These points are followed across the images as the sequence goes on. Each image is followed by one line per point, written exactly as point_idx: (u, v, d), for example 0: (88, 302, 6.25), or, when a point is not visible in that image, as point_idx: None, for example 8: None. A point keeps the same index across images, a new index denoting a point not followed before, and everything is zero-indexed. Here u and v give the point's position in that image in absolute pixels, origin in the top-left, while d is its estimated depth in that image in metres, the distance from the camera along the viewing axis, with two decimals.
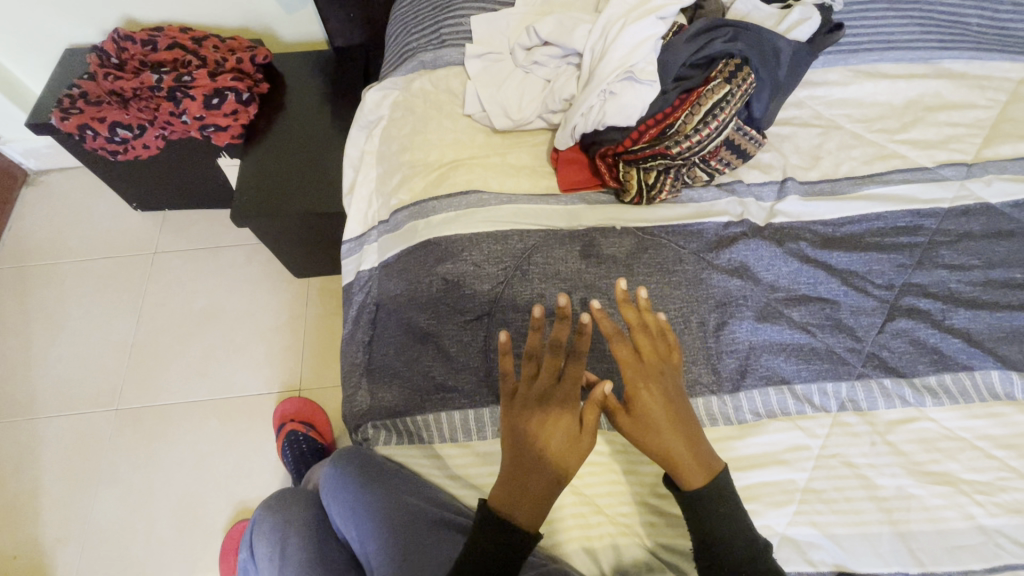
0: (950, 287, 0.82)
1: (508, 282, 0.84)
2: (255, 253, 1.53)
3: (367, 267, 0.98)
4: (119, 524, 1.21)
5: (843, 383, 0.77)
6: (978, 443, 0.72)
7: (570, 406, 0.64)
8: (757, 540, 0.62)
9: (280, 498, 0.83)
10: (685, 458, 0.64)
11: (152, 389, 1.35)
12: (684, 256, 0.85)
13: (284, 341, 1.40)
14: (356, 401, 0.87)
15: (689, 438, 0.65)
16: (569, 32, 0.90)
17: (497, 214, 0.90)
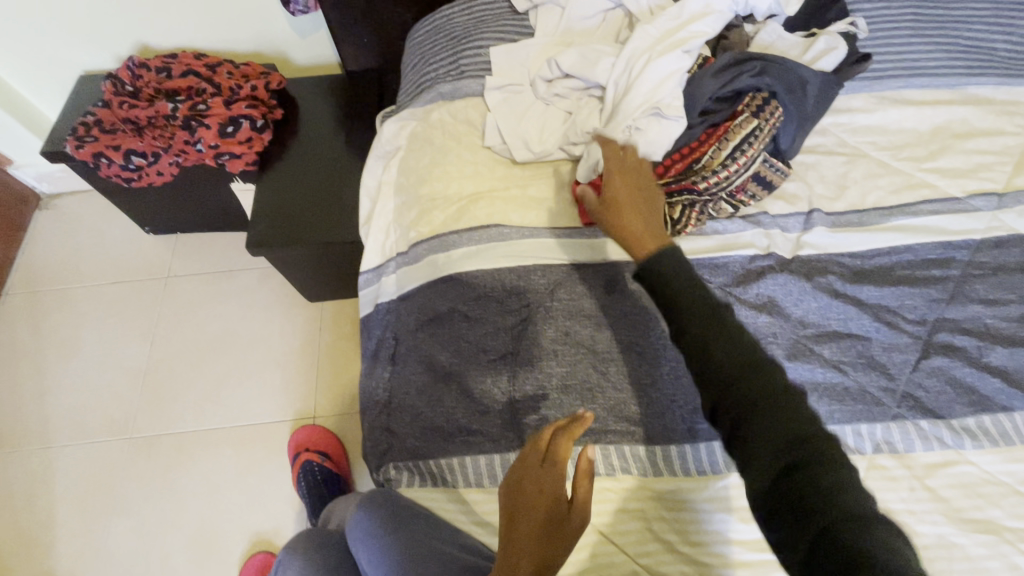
0: (985, 323, 0.80)
1: (532, 318, 0.83)
2: (268, 276, 1.52)
3: (384, 299, 0.97)
4: (134, 556, 1.19)
5: (878, 425, 0.75)
6: (1021, 488, 0.70)
7: (555, 491, 0.55)
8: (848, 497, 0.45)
9: (307, 539, 0.79)
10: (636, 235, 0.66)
11: (166, 416, 1.34)
12: None
13: (298, 366, 1.39)
14: (378, 441, 0.85)
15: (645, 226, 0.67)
16: (591, 64, 0.89)
17: (519, 249, 0.88)
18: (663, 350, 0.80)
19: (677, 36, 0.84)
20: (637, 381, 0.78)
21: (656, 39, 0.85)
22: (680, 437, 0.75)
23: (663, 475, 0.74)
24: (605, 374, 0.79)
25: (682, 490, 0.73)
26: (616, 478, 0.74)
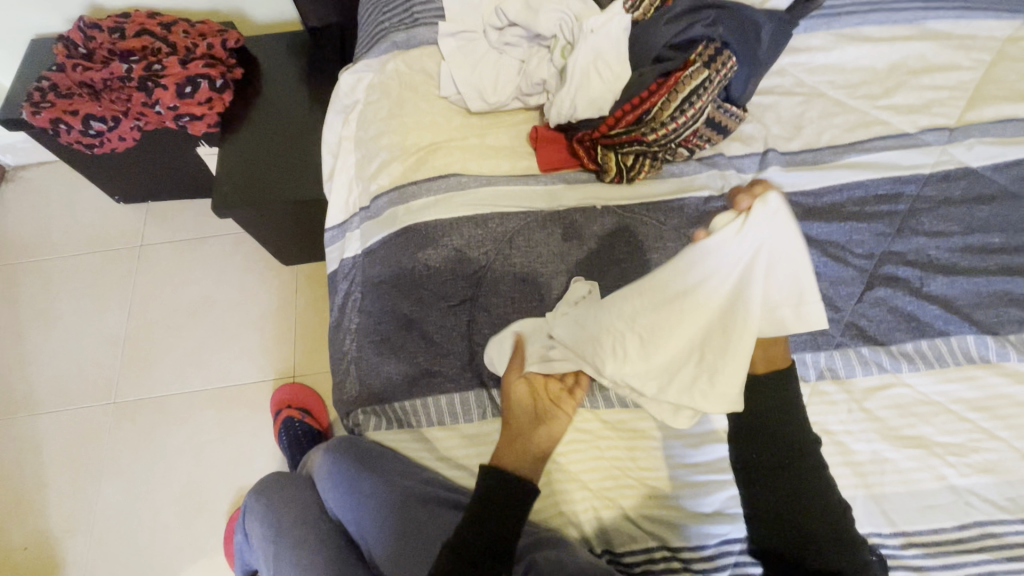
0: (929, 254, 0.82)
1: (489, 266, 0.85)
2: (242, 241, 1.52)
3: (350, 254, 0.97)
4: (125, 513, 1.24)
5: (822, 352, 0.78)
6: (953, 406, 0.74)
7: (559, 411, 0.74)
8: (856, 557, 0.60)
9: (273, 480, 0.78)
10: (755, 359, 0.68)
11: (149, 381, 1.37)
12: (664, 233, 0.86)
13: (277, 329, 1.41)
14: (345, 386, 0.87)
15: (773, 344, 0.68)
16: (711, 376, 0.64)
17: (475, 196, 0.90)
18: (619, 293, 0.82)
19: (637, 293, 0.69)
20: None
21: (638, 307, 0.68)
22: None
23: (613, 406, 0.77)
24: None
25: (633, 420, 0.76)
26: None
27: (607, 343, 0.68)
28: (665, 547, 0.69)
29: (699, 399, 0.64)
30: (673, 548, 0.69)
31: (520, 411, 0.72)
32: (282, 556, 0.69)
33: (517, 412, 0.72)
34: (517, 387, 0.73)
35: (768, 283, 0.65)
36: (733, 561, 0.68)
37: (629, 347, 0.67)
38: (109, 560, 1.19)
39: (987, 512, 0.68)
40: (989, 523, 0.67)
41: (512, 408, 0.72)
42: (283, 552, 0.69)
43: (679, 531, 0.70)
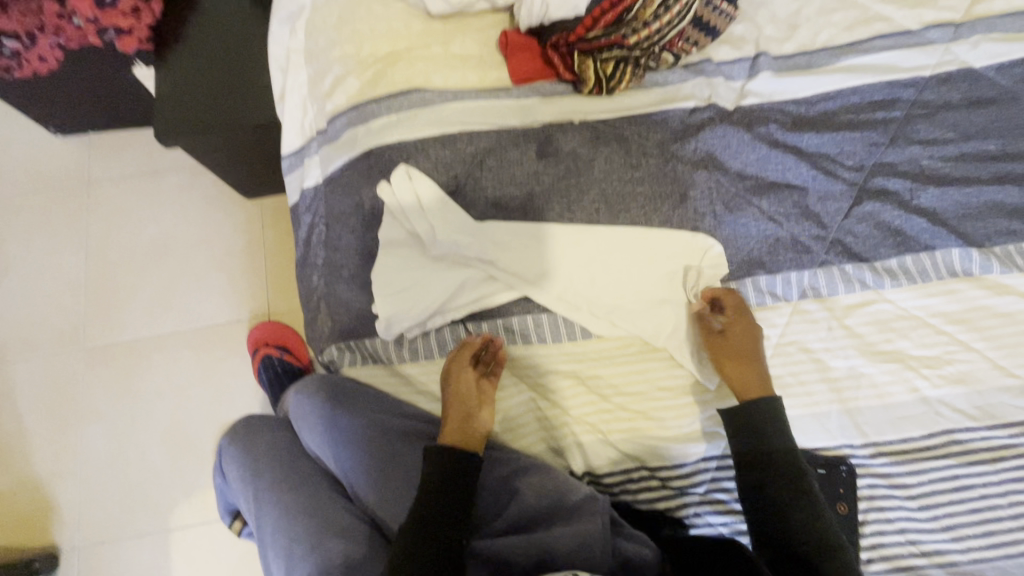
0: (921, 165, 0.79)
1: (460, 190, 0.79)
2: (199, 173, 1.42)
3: (310, 183, 0.88)
4: (111, 455, 1.23)
5: (806, 271, 0.76)
6: (931, 320, 0.74)
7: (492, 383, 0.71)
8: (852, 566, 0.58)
9: (245, 423, 0.76)
10: (750, 383, 0.69)
11: (119, 324, 1.32)
12: (647, 147, 0.81)
13: (247, 267, 1.35)
14: (316, 322, 0.81)
15: (752, 354, 0.70)
16: (634, 303, 0.75)
17: (442, 113, 0.82)
18: (599, 213, 0.78)
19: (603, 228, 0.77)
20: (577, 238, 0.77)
21: (606, 240, 0.76)
22: (617, 292, 0.75)
23: (591, 333, 0.75)
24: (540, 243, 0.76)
25: (612, 347, 0.75)
26: (546, 340, 0.75)
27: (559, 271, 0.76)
28: (645, 467, 0.70)
29: (623, 317, 0.74)
30: (652, 468, 0.70)
31: (466, 389, 0.68)
32: (262, 495, 0.68)
33: (461, 391, 0.68)
34: (462, 370, 0.69)
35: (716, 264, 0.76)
36: (710, 476, 0.70)
37: (596, 274, 0.75)
38: (98, 501, 1.20)
39: (954, 420, 0.69)
40: (955, 430, 0.69)
41: (459, 386, 0.69)
42: (262, 491, 0.68)
43: (659, 452, 0.70)
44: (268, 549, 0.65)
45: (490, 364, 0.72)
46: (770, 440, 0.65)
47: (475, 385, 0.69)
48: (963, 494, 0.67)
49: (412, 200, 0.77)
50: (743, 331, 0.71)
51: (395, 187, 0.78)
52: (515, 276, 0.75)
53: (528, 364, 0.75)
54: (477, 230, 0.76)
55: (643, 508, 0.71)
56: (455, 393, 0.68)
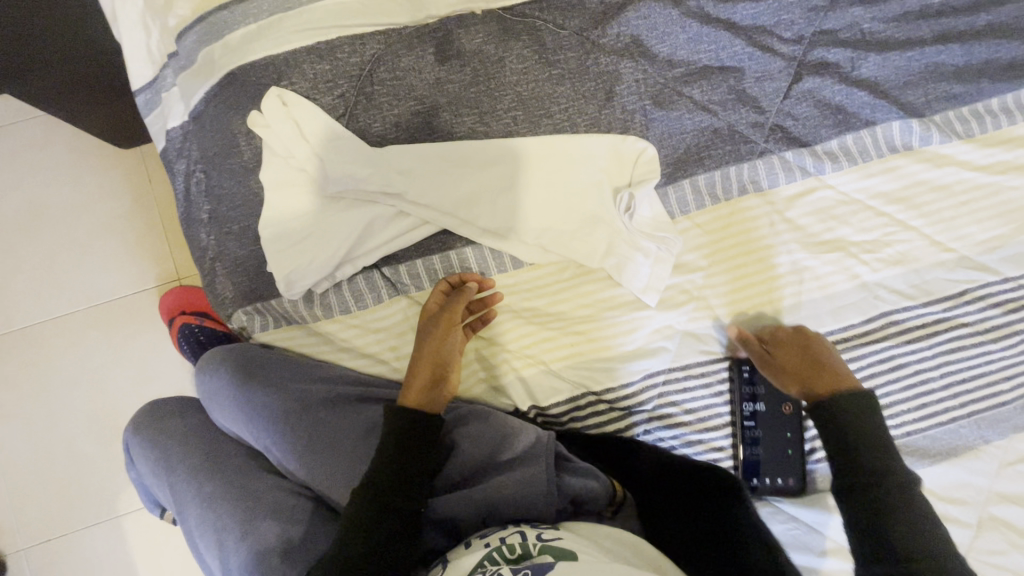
0: (861, 29, 0.72)
1: (350, 112, 0.67)
2: (55, 124, 1.19)
3: (176, 122, 0.70)
4: (35, 452, 1.12)
5: (745, 164, 0.70)
6: (871, 203, 0.70)
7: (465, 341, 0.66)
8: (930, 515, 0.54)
9: (149, 411, 0.68)
10: (820, 376, 0.62)
11: (7, 312, 1.15)
12: (564, 37, 0.70)
13: (142, 229, 1.18)
14: (215, 286, 0.69)
15: (816, 345, 0.64)
16: (565, 223, 0.67)
17: (315, 16, 0.67)
18: (517, 123, 0.68)
19: (522, 141, 0.67)
20: (495, 154, 0.67)
21: (527, 155, 0.67)
22: (546, 212, 0.67)
23: (522, 261, 0.68)
24: (454, 166, 0.66)
25: (546, 273, 0.69)
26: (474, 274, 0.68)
27: (480, 197, 0.66)
28: (590, 393, 0.67)
29: (555, 240, 0.67)
30: (597, 393, 0.68)
31: (449, 348, 0.63)
32: (180, 487, 0.62)
33: (444, 343, 0.63)
34: (449, 317, 0.63)
35: (647, 166, 0.69)
36: (657, 393, 0.67)
37: (520, 195, 0.67)
38: (33, 500, 1.11)
39: (892, 302, 0.68)
40: (893, 312, 0.68)
41: (445, 340, 0.63)
42: (180, 483, 0.62)
43: (605, 375, 0.67)
44: (197, 540, 0.60)
45: (470, 319, 0.67)
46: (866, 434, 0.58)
47: (458, 345, 0.64)
48: (899, 372, 0.67)
49: (294, 131, 0.65)
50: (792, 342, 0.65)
51: (270, 117, 0.65)
52: (429, 208, 0.66)
53: None
54: (377, 158, 0.65)
55: (592, 433, 0.68)
56: (439, 347, 0.62)
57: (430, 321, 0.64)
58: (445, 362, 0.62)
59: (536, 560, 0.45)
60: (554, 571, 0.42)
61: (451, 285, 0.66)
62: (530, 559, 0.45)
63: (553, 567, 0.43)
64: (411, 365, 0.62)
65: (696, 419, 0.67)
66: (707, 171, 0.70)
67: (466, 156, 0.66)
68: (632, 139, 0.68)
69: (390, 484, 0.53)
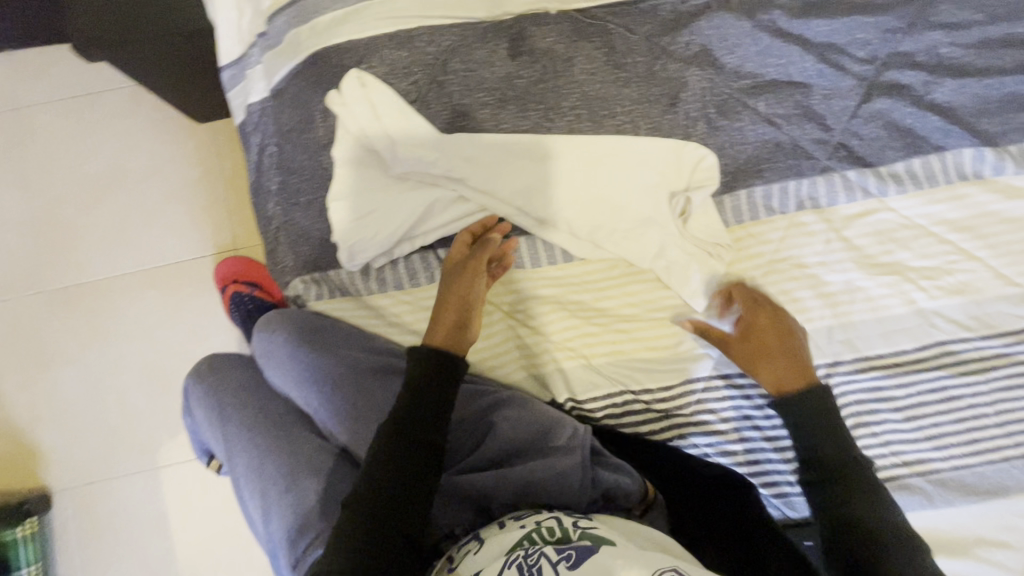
0: (939, 54, 0.71)
1: (423, 98, 0.70)
2: (140, 96, 1.27)
3: (256, 99, 0.75)
4: (88, 399, 1.19)
5: (806, 180, 0.70)
6: (934, 229, 0.69)
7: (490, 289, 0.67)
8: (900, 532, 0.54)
9: (209, 363, 0.72)
10: (786, 370, 0.63)
11: (77, 265, 1.22)
12: (634, 42, 0.71)
13: (207, 199, 1.25)
14: (277, 254, 0.72)
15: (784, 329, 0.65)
16: (619, 222, 0.68)
17: (398, 6, 0.71)
18: (580, 121, 0.70)
19: (584, 138, 0.69)
20: (556, 149, 0.68)
21: (587, 152, 0.68)
22: (602, 209, 0.68)
23: (573, 256, 0.70)
24: (516, 157, 0.68)
25: (595, 268, 0.70)
26: (525, 263, 0.70)
27: (538, 190, 0.68)
28: (628, 392, 0.68)
29: (608, 237, 0.69)
30: (636, 392, 0.68)
31: (476, 293, 0.64)
32: (231, 436, 0.66)
33: (470, 286, 0.64)
34: (476, 262, 0.65)
35: (705, 173, 0.69)
36: (695, 399, 0.67)
37: (577, 191, 0.68)
38: (82, 443, 1.17)
39: (949, 332, 0.67)
40: (948, 342, 0.67)
41: (473, 285, 0.64)
42: (231, 432, 0.66)
43: (645, 374, 0.68)
44: (243, 488, 0.63)
45: (495, 269, 0.68)
46: (863, 478, 0.57)
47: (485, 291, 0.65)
48: (950, 404, 0.65)
49: (368, 113, 0.68)
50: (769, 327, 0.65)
51: (348, 98, 0.69)
52: (488, 197, 0.69)
53: (505, 289, 0.69)
54: (444, 144, 0.68)
55: (627, 432, 0.68)
56: (467, 291, 0.63)
57: (454, 267, 0.66)
58: (470, 303, 0.63)
59: (577, 543, 0.46)
60: (597, 555, 0.43)
61: (474, 235, 0.68)
62: (571, 541, 0.46)
63: (597, 550, 0.43)
64: (439, 306, 0.63)
65: (732, 429, 0.67)
66: (765, 183, 0.70)
67: (527, 148, 0.68)
68: (693, 145, 0.69)
69: (415, 422, 0.55)
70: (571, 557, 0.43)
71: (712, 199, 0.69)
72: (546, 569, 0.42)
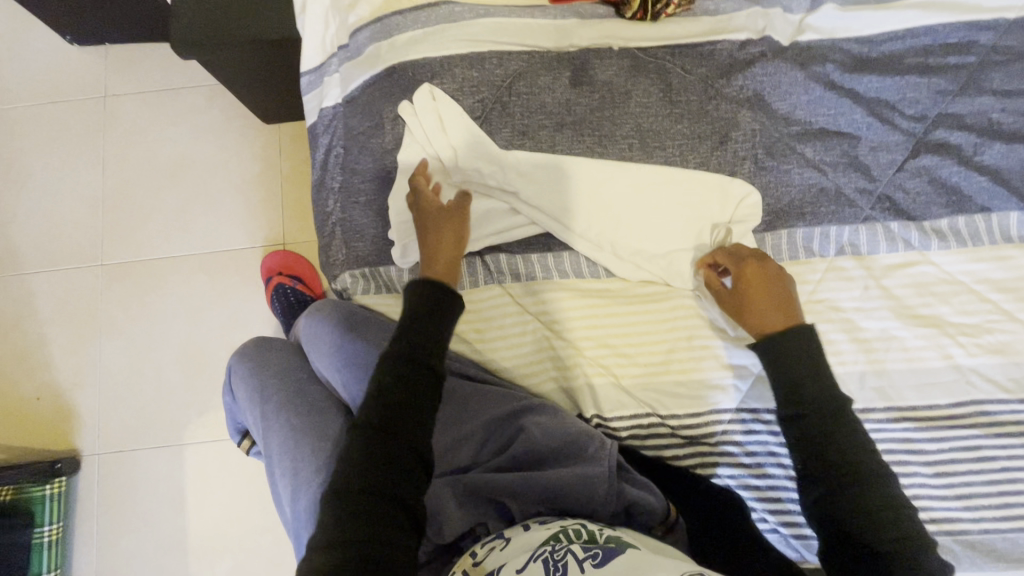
0: (990, 118, 0.72)
1: (486, 116, 0.75)
2: (217, 93, 1.36)
3: (330, 104, 0.81)
4: (129, 370, 1.24)
5: (847, 227, 0.72)
6: (976, 286, 0.69)
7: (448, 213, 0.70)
8: (898, 515, 0.49)
9: (256, 344, 0.76)
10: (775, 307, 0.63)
11: (136, 243, 1.30)
12: (689, 81, 0.75)
13: (264, 194, 1.32)
14: (330, 248, 0.77)
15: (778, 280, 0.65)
16: (659, 248, 0.72)
17: (473, 31, 0.77)
18: (631, 150, 0.74)
19: (633, 166, 0.73)
20: (606, 173, 0.72)
21: (635, 179, 0.72)
22: (643, 234, 0.72)
23: (612, 277, 0.73)
24: (568, 177, 0.72)
25: (634, 291, 0.73)
26: (565, 279, 0.73)
27: (585, 210, 0.72)
28: (655, 415, 0.69)
29: (647, 261, 0.72)
30: (661, 416, 0.69)
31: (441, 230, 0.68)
32: (269, 415, 0.68)
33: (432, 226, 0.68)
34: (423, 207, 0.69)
35: (749, 210, 0.71)
36: (721, 429, 0.68)
37: (622, 215, 0.72)
38: (117, 412, 1.22)
39: (986, 391, 0.66)
40: (985, 401, 0.66)
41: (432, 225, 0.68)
42: (270, 411, 0.68)
43: (673, 398, 0.69)
44: (274, 466, 0.65)
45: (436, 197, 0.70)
46: (858, 456, 0.51)
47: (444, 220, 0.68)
48: (984, 465, 0.64)
49: (434, 124, 0.73)
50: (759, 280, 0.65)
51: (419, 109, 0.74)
52: (536, 212, 0.72)
53: (543, 301, 0.72)
54: (500, 160, 0.72)
55: (651, 455, 0.69)
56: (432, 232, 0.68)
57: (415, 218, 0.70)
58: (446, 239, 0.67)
59: (604, 544, 0.47)
60: (624, 555, 0.44)
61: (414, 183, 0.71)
62: (597, 542, 0.48)
63: (623, 552, 0.45)
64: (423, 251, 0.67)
65: (755, 463, 0.67)
66: (807, 227, 0.72)
67: (580, 170, 0.72)
68: (738, 183, 0.72)
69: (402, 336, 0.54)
70: (597, 556, 0.44)
71: (753, 235, 0.71)
72: (573, 565, 0.44)
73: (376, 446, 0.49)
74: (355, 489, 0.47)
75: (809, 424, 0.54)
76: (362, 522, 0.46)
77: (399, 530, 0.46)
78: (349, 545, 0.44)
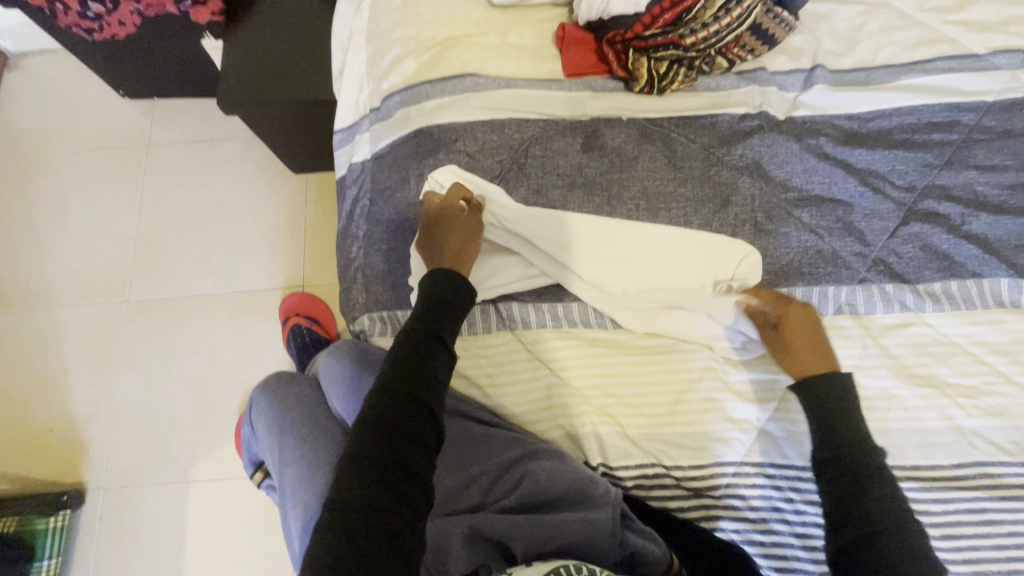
0: (976, 190, 0.77)
1: (503, 175, 0.81)
2: (251, 144, 1.46)
3: (359, 159, 0.89)
4: (143, 404, 1.27)
5: (844, 288, 0.75)
6: (972, 348, 0.72)
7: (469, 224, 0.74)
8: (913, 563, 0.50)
9: (278, 378, 0.80)
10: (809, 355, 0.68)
11: (163, 281, 1.36)
12: (692, 149, 0.81)
13: (288, 239, 1.39)
14: (351, 292, 0.82)
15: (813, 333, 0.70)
16: (664, 301, 0.76)
17: (494, 100, 0.85)
18: (638, 211, 0.79)
19: (639, 225, 0.78)
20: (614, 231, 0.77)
21: (641, 236, 0.77)
22: (648, 288, 0.76)
23: (620, 328, 0.76)
24: (578, 233, 0.77)
25: (640, 342, 0.76)
26: (573, 328, 0.76)
27: (593, 264, 0.76)
28: (660, 465, 0.70)
29: (652, 313, 0.76)
30: (666, 467, 0.70)
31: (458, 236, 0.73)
32: (287, 448, 0.71)
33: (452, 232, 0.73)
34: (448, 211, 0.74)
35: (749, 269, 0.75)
36: (725, 481, 0.69)
37: (629, 269, 0.76)
38: (127, 446, 1.24)
39: (988, 453, 0.67)
40: (987, 463, 0.67)
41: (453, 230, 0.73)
42: (288, 443, 0.71)
43: (677, 449, 0.70)
44: (287, 498, 0.67)
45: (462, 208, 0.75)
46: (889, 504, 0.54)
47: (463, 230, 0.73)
48: (991, 529, 0.64)
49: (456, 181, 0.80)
50: (802, 326, 0.69)
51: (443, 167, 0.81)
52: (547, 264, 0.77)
53: (552, 349, 0.75)
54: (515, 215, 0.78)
55: (655, 505, 0.70)
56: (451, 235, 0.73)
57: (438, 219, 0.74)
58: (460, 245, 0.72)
59: None
60: None
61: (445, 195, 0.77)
62: None
63: None
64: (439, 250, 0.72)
65: (760, 518, 0.67)
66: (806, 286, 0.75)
67: (589, 228, 0.77)
68: (739, 244, 0.76)
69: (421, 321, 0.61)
70: None
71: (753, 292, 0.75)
72: None
73: (394, 409, 0.52)
74: (369, 459, 0.48)
75: (854, 473, 0.56)
76: (377, 491, 0.47)
77: (409, 500, 0.47)
78: (353, 514, 0.45)
